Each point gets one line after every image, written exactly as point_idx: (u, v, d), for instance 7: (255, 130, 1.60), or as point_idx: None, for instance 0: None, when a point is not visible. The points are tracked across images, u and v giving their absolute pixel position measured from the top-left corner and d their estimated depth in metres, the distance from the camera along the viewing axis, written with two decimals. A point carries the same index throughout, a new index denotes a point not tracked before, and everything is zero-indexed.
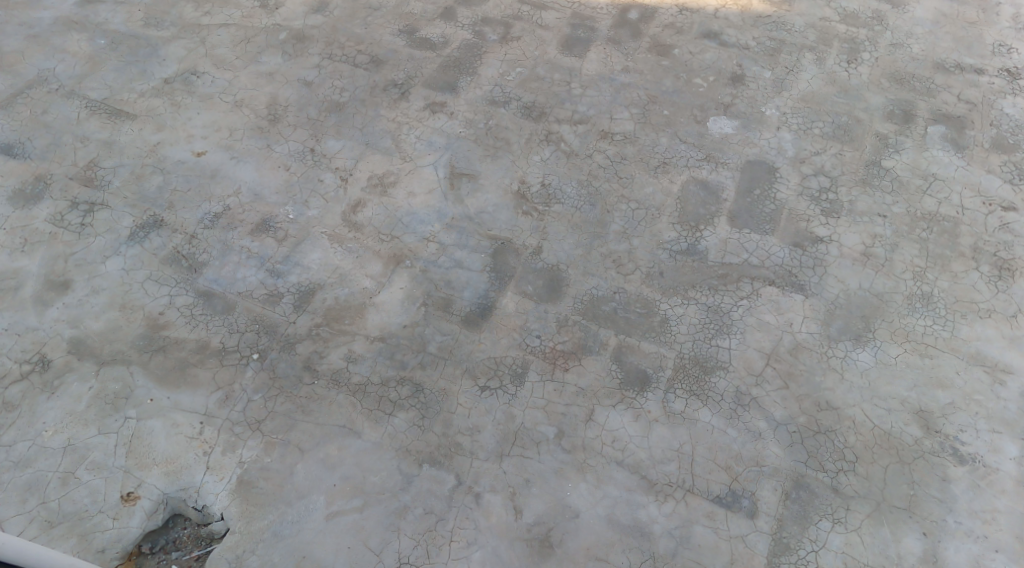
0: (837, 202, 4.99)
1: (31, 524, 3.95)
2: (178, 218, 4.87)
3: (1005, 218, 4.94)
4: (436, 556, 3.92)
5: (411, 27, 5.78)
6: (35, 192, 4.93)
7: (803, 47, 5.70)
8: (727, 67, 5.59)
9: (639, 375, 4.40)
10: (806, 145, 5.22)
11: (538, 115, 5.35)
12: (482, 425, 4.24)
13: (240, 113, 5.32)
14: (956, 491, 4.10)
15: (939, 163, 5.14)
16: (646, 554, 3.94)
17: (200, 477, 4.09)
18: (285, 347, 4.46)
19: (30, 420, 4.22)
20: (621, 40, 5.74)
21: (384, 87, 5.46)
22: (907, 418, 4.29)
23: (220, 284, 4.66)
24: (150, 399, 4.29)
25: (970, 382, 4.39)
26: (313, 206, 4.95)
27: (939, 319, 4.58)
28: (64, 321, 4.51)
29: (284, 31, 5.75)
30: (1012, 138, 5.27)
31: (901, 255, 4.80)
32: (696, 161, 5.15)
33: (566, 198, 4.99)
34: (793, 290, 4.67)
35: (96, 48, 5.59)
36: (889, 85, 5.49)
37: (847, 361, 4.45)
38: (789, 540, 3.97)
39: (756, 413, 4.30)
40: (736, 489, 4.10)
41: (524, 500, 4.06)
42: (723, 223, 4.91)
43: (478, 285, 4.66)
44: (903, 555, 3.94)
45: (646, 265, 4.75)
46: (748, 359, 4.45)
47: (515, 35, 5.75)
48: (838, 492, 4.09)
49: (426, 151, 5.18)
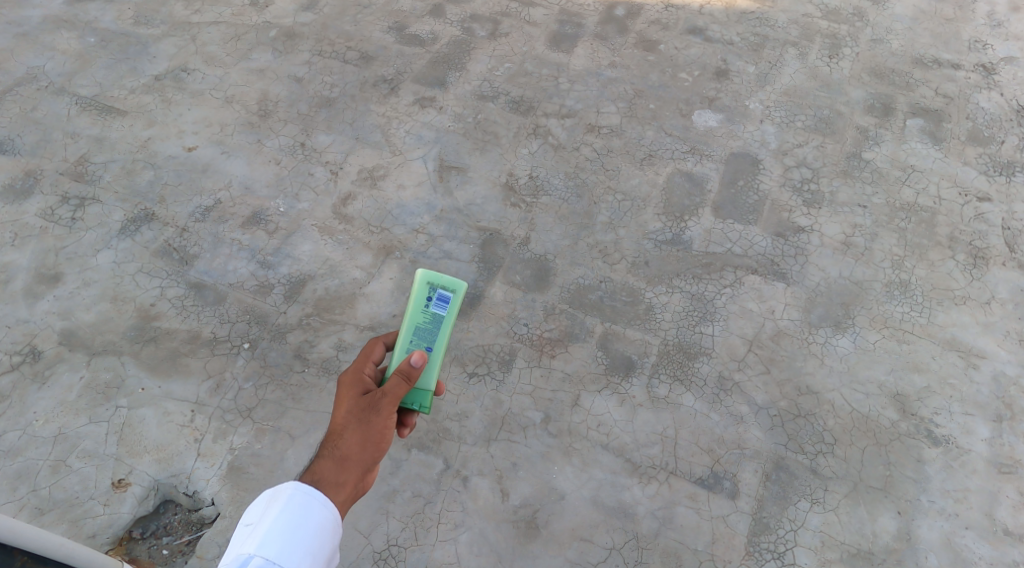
0: (819, 193, 5.09)
1: (22, 511, 4.05)
2: (169, 212, 4.96)
3: (980, 208, 5.04)
4: (425, 537, 4.01)
5: (401, 24, 5.87)
6: (25, 187, 5.02)
7: (786, 42, 5.80)
8: (711, 62, 5.69)
9: (624, 361, 4.49)
10: (788, 137, 5.32)
11: (526, 109, 5.44)
12: (470, 411, 4.32)
13: (231, 109, 5.40)
14: (930, 472, 4.22)
15: (917, 155, 5.24)
16: (630, 535, 4.04)
17: (191, 464, 4.19)
18: (277, 337, 4.55)
19: (20, 410, 4.31)
20: (607, 36, 5.84)
21: (374, 83, 5.55)
22: (884, 402, 4.39)
23: (211, 275, 4.75)
24: (142, 388, 4.38)
25: (945, 366, 4.50)
26: (304, 199, 5.03)
27: (916, 306, 4.68)
28: (55, 313, 4.59)
29: (275, 29, 5.84)
30: (988, 131, 5.37)
31: (880, 244, 4.89)
32: (681, 153, 5.25)
33: (554, 189, 5.08)
34: (775, 278, 4.77)
35: (86, 46, 5.68)
36: (869, 80, 5.59)
37: (827, 347, 4.55)
38: (769, 520, 4.08)
39: (738, 398, 4.39)
40: (717, 471, 4.20)
41: (511, 483, 4.15)
42: (707, 213, 5.00)
43: (467, 275, 4.74)
44: (878, 534, 4.06)
45: (632, 255, 4.84)
46: (731, 345, 4.54)
47: (504, 32, 5.85)
48: (817, 473, 4.20)
49: (415, 144, 5.27)
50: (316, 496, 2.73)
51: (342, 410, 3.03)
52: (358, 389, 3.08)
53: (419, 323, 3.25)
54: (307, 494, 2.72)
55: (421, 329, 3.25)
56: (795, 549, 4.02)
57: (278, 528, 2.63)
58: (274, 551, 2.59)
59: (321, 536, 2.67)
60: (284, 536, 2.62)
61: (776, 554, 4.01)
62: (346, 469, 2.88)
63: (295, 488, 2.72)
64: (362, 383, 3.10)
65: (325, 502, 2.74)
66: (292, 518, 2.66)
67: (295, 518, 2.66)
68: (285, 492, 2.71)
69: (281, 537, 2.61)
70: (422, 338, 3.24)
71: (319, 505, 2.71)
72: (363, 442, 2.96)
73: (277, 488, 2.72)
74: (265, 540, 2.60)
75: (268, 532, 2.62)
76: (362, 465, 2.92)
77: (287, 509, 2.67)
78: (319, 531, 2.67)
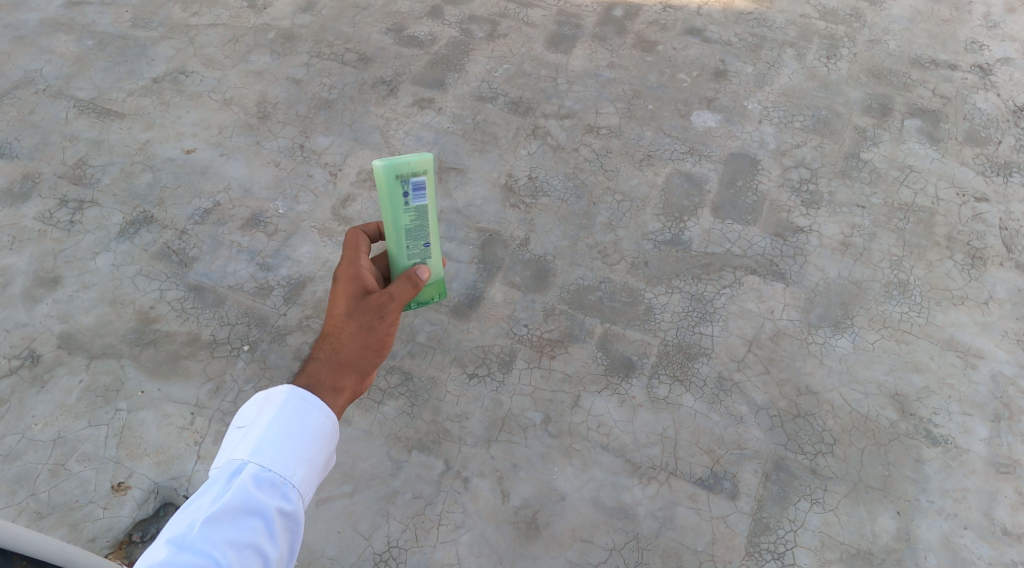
0: (817, 193, 5.10)
1: (21, 515, 4.05)
2: (167, 215, 4.96)
3: (978, 208, 5.05)
4: (425, 539, 4.02)
5: (399, 25, 5.87)
6: (24, 190, 5.01)
7: (783, 43, 5.81)
8: (710, 63, 5.70)
9: (624, 362, 4.49)
10: (787, 138, 5.33)
11: (525, 110, 5.44)
12: (471, 412, 4.33)
13: (229, 111, 5.40)
14: (929, 472, 4.23)
15: (914, 156, 5.26)
16: (631, 535, 4.05)
17: (191, 466, 4.20)
18: (276, 339, 4.56)
19: (20, 413, 4.31)
20: (605, 37, 5.85)
21: (373, 84, 5.55)
22: (883, 402, 4.40)
23: (210, 277, 4.75)
24: (141, 391, 4.39)
25: (943, 366, 4.51)
26: (303, 201, 5.03)
27: (915, 306, 4.69)
28: (53, 316, 4.59)
29: (273, 30, 5.84)
30: (985, 132, 5.39)
31: (879, 245, 4.90)
32: (680, 154, 5.25)
33: (553, 190, 5.08)
34: (774, 278, 4.78)
35: (84, 49, 5.68)
36: (866, 80, 5.60)
37: (826, 347, 4.56)
38: (769, 521, 4.09)
39: (738, 398, 4.40)
40: (718, 472, 4.20)
41: (511, 484, 4.15)
42: (706, 214, 5.01)
43: (466, 276, 4.73)
44: (878, 534, 4.07)
45: (631, 256, 4.84)
46: (730, 345, 4.55)
47: (502, 33, 5.85)
48: (817, 473, 4.21)
49: (414, 146, 5.27)
50: (311, 402, 2.78)
51: (338, 310, 3.07)
52: (355, 288, 3.10)
53: (405, 225, 3.25)
54: (302, 399, 2.78)
55: (411, 229, 3.27)
56: (795, 549, 4.03)
57: (273, 434, 2.69)
58: (269, 458, 2.65)
59: (316, 441, 2.74)
60: (279, 443, 2.68)
61: (777, 554, 4.02)
62: (342, 374, 2.96)
63: (290, 392, 2.77)
64: (358, 281, 3.12)
65: (320, 408, 2.80)
66: (288, 425, 2.72)
67: (291, 424, 2.72)
68: (280, 397, 2.75)
69: (277, 443, 2.68)
70: (415, 237, 3.30)
71: (314, 411, 2.78)
72: (362, 347, 3.03)
73: (272, 392, 2.76)
74: (259, 445, 2.66)
75: (262, 438, 2.68)
76: (359, 367, 3.02)
77: (281, 415, 2.73)
78: (314, 437, 2.74)
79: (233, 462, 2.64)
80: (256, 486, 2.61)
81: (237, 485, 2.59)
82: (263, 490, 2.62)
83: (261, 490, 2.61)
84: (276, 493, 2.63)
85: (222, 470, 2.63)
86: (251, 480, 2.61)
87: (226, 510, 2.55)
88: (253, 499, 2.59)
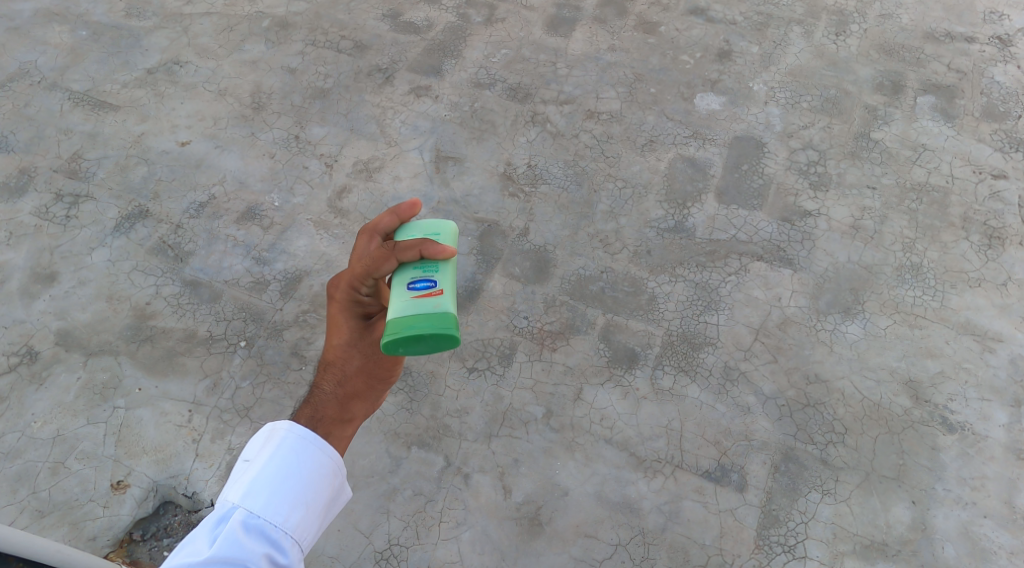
0: (826, 175, 4.96)
1: (21, 514, 4.00)
2: (163, 208, 4.88)
3: (994, 185, 4.90)
4: (426, 537, 3.94)
5: (396, 11, 5.75)
6: (19, 185, 4.94)
7: (790, 20, 5.65)
8: (713, 43, 5.55)
9: (627, 353, 4.39)
10: (794, 119, 5.18)
11: (524, 96, 5.32)
12: (471, 407, 4.24)
13: (224, 102, 5.31)
14: (944, 459, 4.11)
15: (927, 134, 5.10)
16: (637, 530, 3.96)
17: (190, 464, 4.13)
18: (273, 334, 4.48)
19: (18, 411, 4.26)
20: (607, 19, 5.70)
21: (369, 73, 5.44)
22: (896, 389, 4.28)
23: (206, 273, 4.67)
24: (138, 388, 4.32)
25: (959, 351, 4.38)
26: (299, 193, 4.94)
27: (928, 289, 4.56)
28: (50, 313, 4.53)
29: (267, 19, 5.74)
30: (1002, 106, 5.22)
31: (891, 227, 4.76)
32: (684, 138, 5.12)
33: (553, 178, 4.97)
34: (781, 265, 4.65)
35: (77, 40, 5.59)
36: (876, 57, 5.44)
37: (835, 334, 4.44)
38: (779, 513, 3.99)
39: (745, 388, 4.29)
40: (725, 464, 4.10)
41: (513, 480, 4.07)
42: (711, 199, 4.88)
43: (466, 268, 4.63)
44: (892, 524, 3.96)
45: (634, 244, 4.72)
46: (737, 334, 4.44)
47: (501, 17, 5.72)
48: (827, 464, 4.10)
49: (411, 135, 5.16)
50: (311, 440, 2.61)
51: (339, 339, 2.83)
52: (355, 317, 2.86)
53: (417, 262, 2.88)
54: (302, 438, 2.60)
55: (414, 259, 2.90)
56: (806, 541, 3.93)
57: (267, 476, 2.52)
58: (261, 503, 2.49)
59: (315, 483, 2.57)
60: (274, 486, 2.51)
61: (787, 547, 3.92)
62: (351, 404, 2.76)
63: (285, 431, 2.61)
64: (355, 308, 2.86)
65: (322, 446, 2.62)
66: (282, 464, 2.55)
67: (289, 464, 2.55)
68: (279, 434, 2.59)
69: (270, 486, 2.51)
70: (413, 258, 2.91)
71: (315, 451, 2.60)
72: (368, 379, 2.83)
73: (271, 428, 2.60)
74: (252, 488, 2.50)
75: (258, 481, 2.51)
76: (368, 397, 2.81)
77: (279, 455, 2.56)
78: (311, 478, 2.57)
79: (224, 506, 2.48)
80: (245, 531, 2.44)
81: (225, 532, 2.42)
82: (252, 536, 2.45)
83: (251, 536, 2.44)
84: (265, 539, 2.46)
85: (212, 515, 2.47)
86: (240, 526, 2.45)
87: (214, 560, 2.37)
88: (240, 547, 2.41)
